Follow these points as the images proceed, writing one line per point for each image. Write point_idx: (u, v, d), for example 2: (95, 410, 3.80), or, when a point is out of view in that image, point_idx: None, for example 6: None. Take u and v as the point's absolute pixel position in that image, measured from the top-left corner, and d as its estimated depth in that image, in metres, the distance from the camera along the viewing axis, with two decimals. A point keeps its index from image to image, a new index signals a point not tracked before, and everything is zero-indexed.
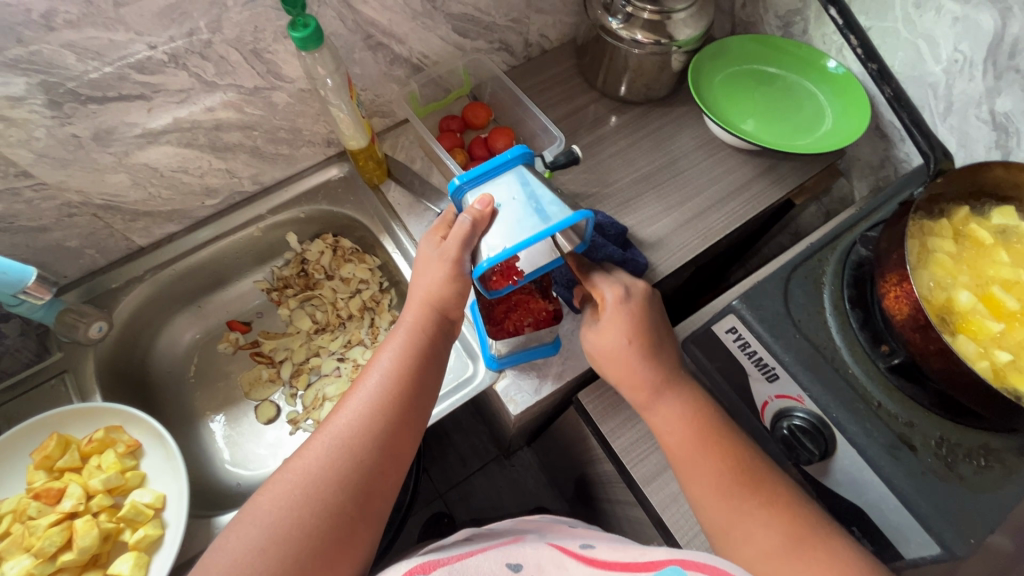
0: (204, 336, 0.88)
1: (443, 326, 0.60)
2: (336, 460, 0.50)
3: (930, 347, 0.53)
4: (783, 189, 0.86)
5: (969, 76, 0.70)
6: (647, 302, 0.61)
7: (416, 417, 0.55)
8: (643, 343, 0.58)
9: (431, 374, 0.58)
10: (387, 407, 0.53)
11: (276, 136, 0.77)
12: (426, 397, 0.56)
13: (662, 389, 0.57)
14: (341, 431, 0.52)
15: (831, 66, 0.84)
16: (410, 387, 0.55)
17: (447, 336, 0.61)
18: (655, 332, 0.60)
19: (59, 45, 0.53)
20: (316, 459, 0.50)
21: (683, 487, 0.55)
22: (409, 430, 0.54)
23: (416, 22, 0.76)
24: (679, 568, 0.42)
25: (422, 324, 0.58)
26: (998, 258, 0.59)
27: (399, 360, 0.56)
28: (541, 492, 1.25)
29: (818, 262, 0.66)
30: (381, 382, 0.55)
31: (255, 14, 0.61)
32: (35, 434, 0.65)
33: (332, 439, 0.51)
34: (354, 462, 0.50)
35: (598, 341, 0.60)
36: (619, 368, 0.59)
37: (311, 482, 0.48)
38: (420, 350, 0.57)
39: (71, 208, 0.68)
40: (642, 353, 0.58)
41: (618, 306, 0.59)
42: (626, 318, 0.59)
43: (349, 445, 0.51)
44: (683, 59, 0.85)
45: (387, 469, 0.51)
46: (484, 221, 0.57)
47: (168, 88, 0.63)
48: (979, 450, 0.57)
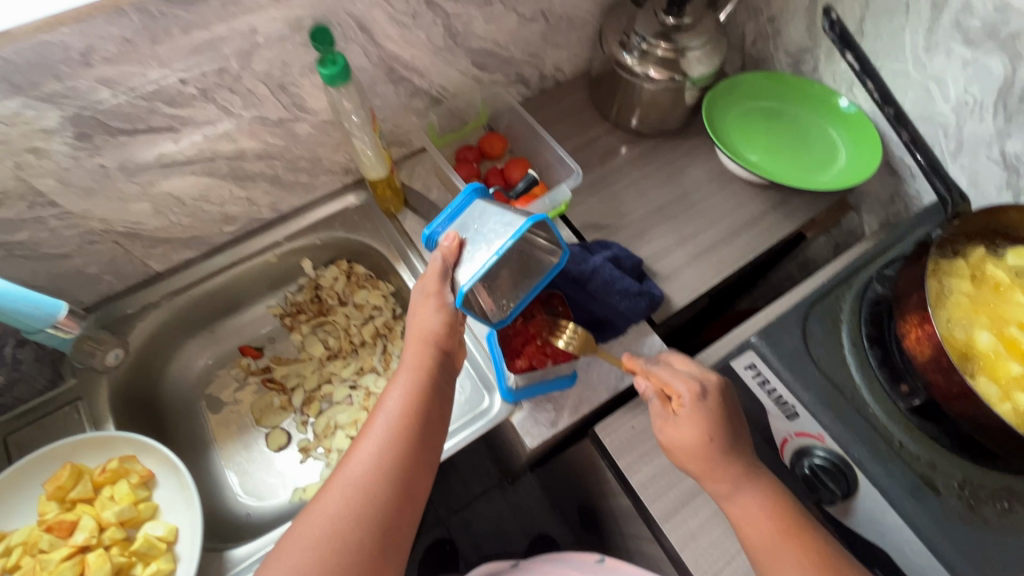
0: (215, 361, 0.88)
1: (445, 360, 0.60)
2: (353, 505, 0.49)
3: (953, 390, 0.53)
4: (795, 223, 0.87)
5: (980, 118, 0.71)
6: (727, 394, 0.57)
7: (428, 451, 0.55)
8: (725, 441, 0.55)
9: (438, 408, 0.57)
10: (399, 444, 0.53)
11: (296, 165, 0.78)
12: (435, 431, 0.56)
13: (742, 481, 0.54)
14: (355, 471, 0.51)
15: (842, 104, 0.86)
16: (420, 422, 0.55)
17: (450, 368, 0.61)
18: (731, 421, 0.56)
19: (94, 80, 0.54)
20: (332, 505, 0.49)
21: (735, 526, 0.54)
22: (422, 464, 0.54)
23: (437, 56, 0.78)
24: None
25: (425, 357, 0.59)
26: (1016, 299, 0.60)
27: (407, 396, 0.56)
28: (545, 520, 1.23)
29: (834, 299, 0.67)
30: (389, 421, 0.54)
31: (284, 51, 0.63)
32: (48, 464, 0.64)
33: (347, 484, 0.50)
34: (371, 501, 0.50)
35: (672, 436, 0.56)
36: (698, 463, 0.55)
37: (329, 530, 0.48)
38: (426, 384, 0.57)
39: (93, 235, 0.68)
40: (724, 447, 0.54)
41: (694, 405, 0.55)
42: (705, 415, 0.55)
43: (365, 487, 0.50)
44: (697, 94, 0.87)
45: (403, 506, 0.51)
46: (453, 254, 0.59)
47: (195, 120, 0.64)
48: (1002, 492, 0.56)
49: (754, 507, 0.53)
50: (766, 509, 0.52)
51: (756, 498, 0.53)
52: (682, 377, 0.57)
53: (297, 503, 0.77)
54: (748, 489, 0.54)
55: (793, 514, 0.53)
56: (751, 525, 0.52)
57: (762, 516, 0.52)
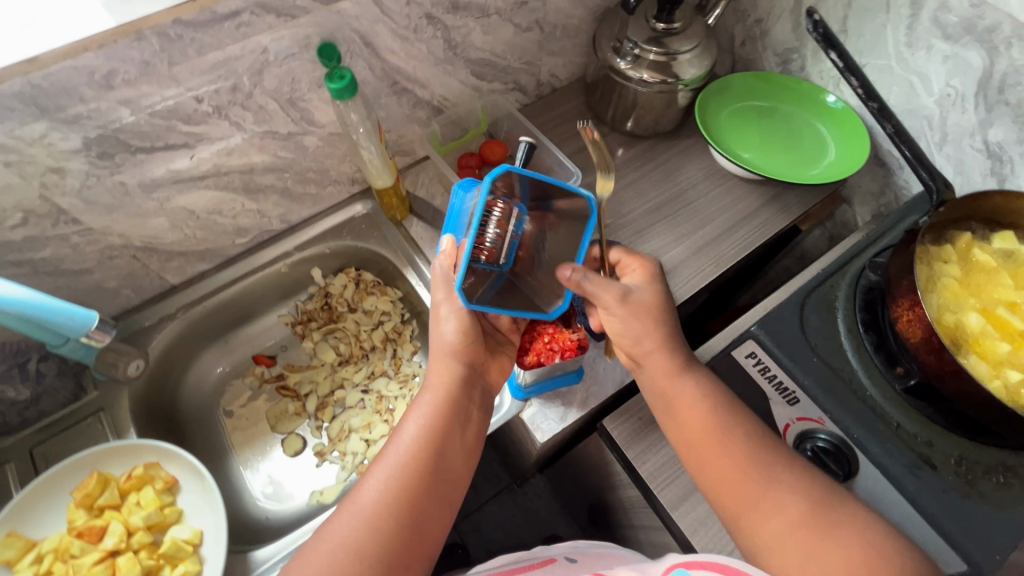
0: (230, 370, 0.90)
1: (467, 386, 0.62)
2: (365, 534, 0.50)
3: (945, 369, 0.55)
4: (789, 216, 0.89)
5: (963, 109, 0.74)
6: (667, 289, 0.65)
7: (444, 475, 0.56)
8: (663, 327, 0.62)
9: (457, 438, 0.59)
10: (413, 464, 0.55)
11: (305, 176, 0.81)
12: (451, 463, 0.57)
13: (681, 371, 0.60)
14: (369, 499, 0.52)
15: (831, 101, 0.89)
16: (436, 444, 0.56)
17: (471, 396, 0.63)
18: (667, 316, 0.64)
19: (115, 101, 0.57)
20: (344, 524, 0.51)
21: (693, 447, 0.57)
22: (436, 495, 0.55)
23: (437, 68, 0.80)
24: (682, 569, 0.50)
25: (446, 377, 0.61)
26: (1002, 281, 0.62)
27: (426, 424, 0.57)
28: (555, 520, 1.25)
29: (829, 288, 0.70)
30: (406, 449, 0.56)
31: (292, 68, 0.65)
32: (75, 472, 0.66)
33: (360, 504, 0.52)
34: (383, 532, 0.51)
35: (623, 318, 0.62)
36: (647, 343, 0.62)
37: (339, 557, 0.49)
38: (443, 407, 0.59)
39: (112, 250, 0.71)
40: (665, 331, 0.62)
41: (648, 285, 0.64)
42: (652, 296, 0.64)
43: (377, 507, 0.52)
44: (690, 95, 0.90)
45: (414, 537, 0.52)
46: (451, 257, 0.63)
47: (210, 136, 0.66)
48: (998, 467, 0.58)
49: (692, 397, 0.59)
50: (703, 397, 0.59)
51: (694, 387, 0.59)
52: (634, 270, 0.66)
53: (315, 506, 0.79)
54: (685, 379, 0.60)
55: (738, 416, 0.58)
56: (689, 414, 0.58)
57: (697, 403, 0.58)
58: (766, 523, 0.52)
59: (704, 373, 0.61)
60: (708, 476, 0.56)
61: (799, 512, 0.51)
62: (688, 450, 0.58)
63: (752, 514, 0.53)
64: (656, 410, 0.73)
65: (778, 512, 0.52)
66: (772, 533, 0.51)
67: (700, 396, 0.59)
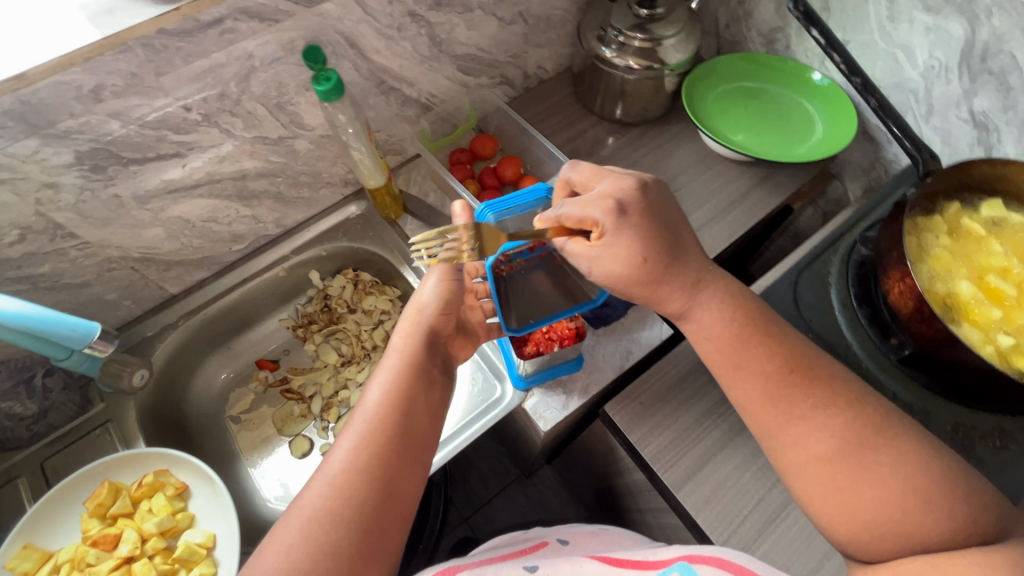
0: (234, 376, 0.90)
1: (430, 348, 0.63)
2: (335, 497, 0.49)
3: (937, 338, 0.56)
4: (781, 196, 0.90)
5: (947, 80, 0.75)
6: (647, 202, 0.59)
7: (412, 436, 0.56)
8: (661, 247, 0.57)
9: (424, 398, 0.59)
10: (379, 429, 0.54)
11: (297, 180, 0.81)
12: (419, 422, 0.57)
13: (696, 293, 0.58)
14: (338, 464, 0.52)
15: (816, 78, 0.89)
16: (402, 406, 0.56)
17: (435, 357, 0.63)
18: (667, 237, 0.58)
19: (105, 114, 0.57)
20: (312, 495, 0.50)
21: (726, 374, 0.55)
22: (406, 454, 0.54)
23: (424, 65, 0.81)
24: (685, 564, 0.51)
25: (409, 343, 0.62)
26: (993, 248, 0.63)
27: (391, 387, 0.57)
28: (565, 508, 1.26)
29: (823, 264, 0.71)
30: (373, 412, 0.56)
31: (279, 72, 0.66)
32: (87, 482, 0.67)
33: (327, 474, 0.51)
34: (354, 491, 0.50)
35: (607, 266, 0.57)
36: (643, 288, 0.58)
37: (310, 524, 0.48)
38: (408, 369, 0.59)
39: (111, 262, 0.71)
40: (661, 261, 0.57)
41: (617, 222, 0.56)
42: (635, 229, 0.56)
43: (345, 474, 0.51)
44: (676, 80, 0.90)
45: (387, 495, 0.51)
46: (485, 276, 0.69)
47: (201, 145, 0.67)
48: (994, 432, 0.60)
49: (720, 315, 0.57)
50: (728, 315, 0.56)
51: (720, 304, 0.57)
52: (595, 202, 0.58)
53: None
54: (705, 300, 0.58)
55: (767, 327, 0.56)
56: (715, 337, 0.56)
57: (726, 323, 0.56)
58: (806, 446, 0.50)
59: (724, 287, 0.59)
60: (744, 392, 0.54)
61: (844, 441, 0.49)
62: (715, 367, 0.56)
63: (798, 428, 0.51)
64: (657, 393, 0.74)
65: (820, 429, 0.50)
66: (819, 452, 0.49)
67: (728, 314, 0.57)
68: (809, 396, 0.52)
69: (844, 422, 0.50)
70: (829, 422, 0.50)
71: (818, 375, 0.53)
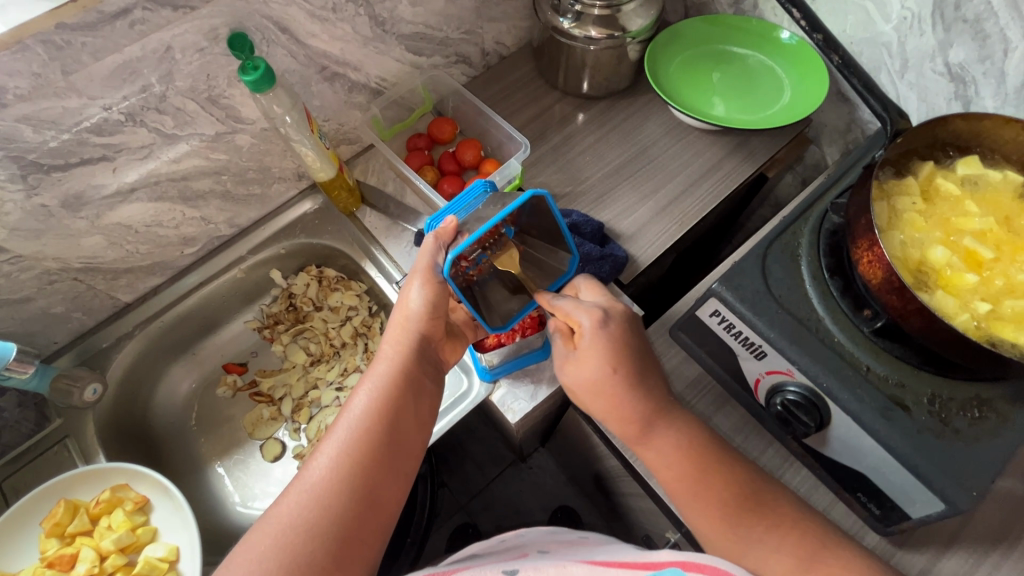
0: (200, 383, 0.88)
1: (422, 354, 0.59)
2: (309, 513, 0.47)
3: (909, 308, 0.53)
4: (754, 164, 0.86)
5: (920, 31, 0.70)
6: (627, 323, 0.62)
7: (399, 450, 0.53)
8: (631, 369, 0.58)
9: (413, 408, 0.56)
10: (362, 441, 0.51)
11: (245, 177, 0.78)
12: (406, 436, 0.54)
13: (654, 421, 0.57)
14: (315, 476, 0.50)
15: (784, 37, 0.85)
16: (390, 418, 0.54)
17: (428, 363, 0.60)
18: (639, 354, 0.59)
19: (14, 119, 0.54)
20: (287, 507, 0.48)
21: (679, 498, 0.55)
22: (389, 470, 0.52)
23: (368, 47, 0.77)
24: (679, 571, 0.44)
25: (401, 349, 0.59)
26: (968, 209, 0.59)
27: (376, 397, 0.54)
28: (561, 491, 1.24)
29: (792, 236, 0.66)
30: (355, 422, 0.53)
31: (205, 63, 0.62)
32: (43, 502, 0.65)
33: (304, 485, 0.49)
34: (330, 508, 0.48)
35: (578, 372, 0.59)
36: (606, 401, 0.58)
37: (282, 539, 0.46)
38: (397, 378, 0.56)
39: (51, 275, 0.68)
40: (626, 381, 0.57)
41: (596, 332, 0.59)
42: (605, 343, 0.59)
43: (324, 487, 0.49)
44: (639, 48, 0.85)
45: (365, 512, 0.49)
46: (448, 236, 0.63)
47: (129, 146, 0.63)
48: (972, 402, 0.57)
49: (673, 446, 0.56)
50: (683, 443, 0.56)
51: (675, 435, 0.56)
52: (585, 308, 0.61)
53: None
54: (660, 428, 0.57)
55: (724, 458, 0.55)
56: (673, 463, 0.55)
57: (681, 456, 0.55)
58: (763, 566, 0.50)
59: (685, 416, 0.58)
60: (700, 518, 0.54)
61: (796, 560, 0.49)
62: (677, 492, 0.55)
63: (753, 559, 0.51)
64: None
65: (775, 555, 0.50)
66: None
67: (684, 443, 0.56)
68: (764, 525, 0.52)
69: (795, 536, 0.51)
70: (780, 540, 0.51)
71: (773, 507, 0.53)
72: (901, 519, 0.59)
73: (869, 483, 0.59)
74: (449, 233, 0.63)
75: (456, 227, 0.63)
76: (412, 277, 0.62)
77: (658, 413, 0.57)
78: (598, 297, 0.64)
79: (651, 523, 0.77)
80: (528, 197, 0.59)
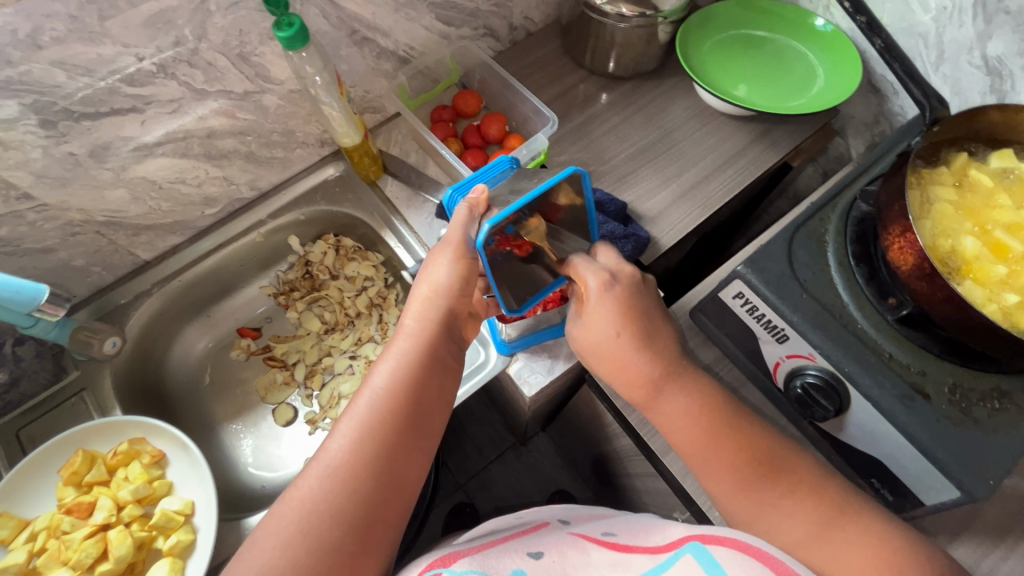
0: (215, 344, 0.89)
1: (445, 332, 0.58)
2: (332, 496, 0.47)
3: (937, 295, 0.53)
4: (779, 152, 0.86)
5: (959, 22, 0.70)
6: (636, 286, 0.60)
7: (420, 431, 0.53)
8: (639, 327, 0.57)
9: (433, 387, 0.55)
10: (385, 423, 0.51)
11: (270, 139, 0.77)
12: (426, 414, 0.54)
13: (661, 384, 0.56)
14: (335, 458, 0.49)
15: (819, 24, 0.84)
16: (410, 399, 0.53)
17: (451, 340, 0.59)
18: (646, 317, 0.58)
19: (48, 63, 0.54)
20: (310, 489, 0.48)
21: (694, 464, 0.54)
22: (410, 452, 0.52)
23: (399, 13, 0.75)
24: (697, 546, 0.45)
25: (424, 326, 0.57)
26: (1000, 202, 0.59)
27: (396, 376, 0.54)
28: (560, 475, 1.25)
29: (819, 222, 0.66)
30: (376, 403, 0.52)
31: (238, 18, 0.61)
32: (61, 451, 0.66)
33: (326, 466, 0.49)
34: (352, 491, 0.48)
35: (586, 336, 0.58)
36: (608, 361, 0.58)
37: (304, 522, 0.46)
38: (420, 357, 0.55)
39: (74, 226, 0.68)
40: (634, 344, 0.56)
41: (602, 295, 0.58)
42: (612, 306, 0.57)
43: (345, 470, 0.49)
44: (670, 29, 0.84)
45: (387, 496, 0.49)
46: (480, 208, 0.61)
47: (159, 99, 0.63)
48: (992, 393, 0.57)
49: (684, 409, 0.55)
50: (694, 408, 0.55)
51: (711, 426, 0.54)
52: (595, 269, 0.59)
53: None
54: (668, 390, 0.56)
55: (761, 444, 0.53)
56: (706, 445, 0.54)
57: (690, 420, 0.54)
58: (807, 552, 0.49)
59: (692, 378, 0.56)
60: (723, 493, 0.53)
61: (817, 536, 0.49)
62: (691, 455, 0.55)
63: (793, 539, 0.50)
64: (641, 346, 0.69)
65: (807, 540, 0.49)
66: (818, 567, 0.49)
67: (723, 436, 0.54)
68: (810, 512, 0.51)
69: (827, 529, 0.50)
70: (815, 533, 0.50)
71: (801, 482, 0.53)
72: (913, 506, 0.59)
73: (883, 469, 0.60)
74: (483, 205, 0.61)
75: (486, 200, 0.62)
76: (439, 250, 0.60)
77: (666, 374, 0.56)
78: (610, 259, 0.62)
79: (657, 504, 0.78)
80: (568, 172, 0.58)
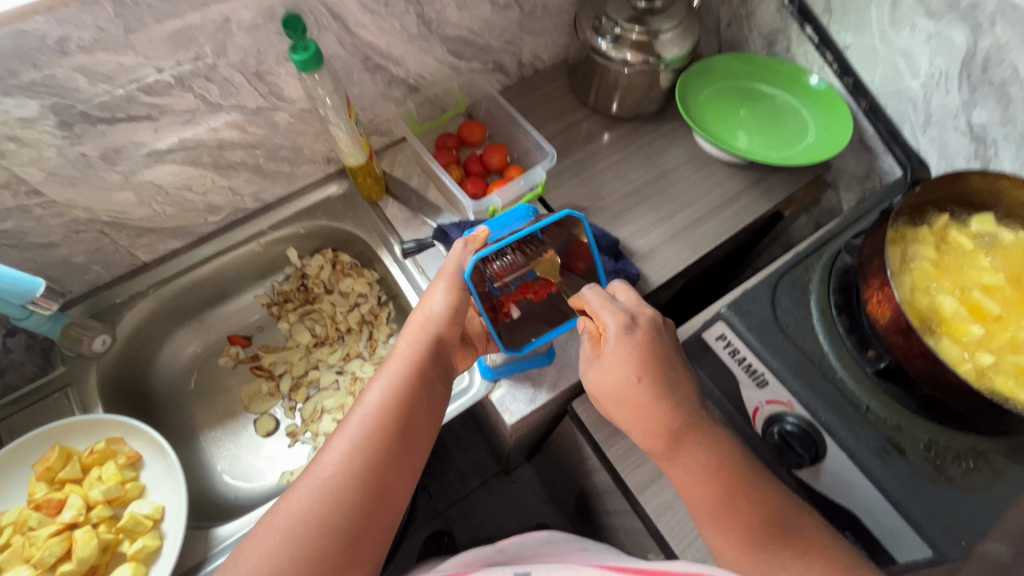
0: (204, 350, 0.90)
1: (436, 355, 0.60)
2: (321, 509, 0.47)
3: (913, 350, 0.54)
4: (772, 200, 0.88)
5: (946, 90, 0.73)
6: (655, 330, 0.62)
7: (410, 449, 0.54)
8: (656, 370, 0.58)
9: (424, 407, 0.56)
10: (376, 438, 0.52)
11: (277, 154, 0.80)
12: (416, 432, 0.55)
13: (680, 438, 0.56)
14: (325, 472, 0.50)
15: (813, 82, 0.88)
16: (402, 416, 0.54)
17: (441, 363, 0.61)
18: (663, 362, 0.59)
19: (72, 69, 0.56)
20: (299, 502, 0.48)
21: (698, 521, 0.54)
22: (399, 470, 0.52)
23: (412, 44, 0.79)
24: None
25: (417, 348, 0.59)
26: (979, 264, 0.61)
27: (389, 394, 0.55)
28: (541, 508, 1.23)
29: (803, 271, 0.68)
30: (368, 419, 0.53)
31: (258, 38, 0.64)
32: (38, 446, 0.66)
33: (316, 479, 0.49)
34: (340, 505, 0.48)
35: (604, 379, 0.59)
36: (630, 409, 0.58)
37: (292, 534, 0.46)
38: (415, 375, 0.57)
39: (78, 224, 0.70)
40: (652, 390, 0.57)
41: (621, 336, 0.60)
42: (631, 349, 0.59)
43: (335, 483, 0.49)
44: (671, 77, 0.88)
45: (375, 511, 0.49)
46: (478, 242, 0.66)
47: (174, 109, 0.66)
48: (968, 452, 0.57)
49: (703, 465, 0.54)
50: (710, 471, 0.54)
51: (682, 472, 0.55)
52: (613, 310, 0.62)
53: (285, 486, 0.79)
54: (690, 445, 0.56)
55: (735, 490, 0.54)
56: (691, 483, 0.54)
57: (702, 482, 0.54)
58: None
59: (711, 440, 0.56)
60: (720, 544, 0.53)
61: None
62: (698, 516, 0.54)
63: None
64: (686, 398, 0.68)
65: None
66: None
67: (710, 463, 0.55)
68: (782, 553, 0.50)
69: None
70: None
71: (784, 525, 0.52)
72: None
73: None
74: (479, 241, 0.66)
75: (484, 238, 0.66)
76: (433, 283, 0.64)
77: (687, 427, 0.56)
78: (629, 300, 0.65)
79: (633, 543, 0.77)
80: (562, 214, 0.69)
